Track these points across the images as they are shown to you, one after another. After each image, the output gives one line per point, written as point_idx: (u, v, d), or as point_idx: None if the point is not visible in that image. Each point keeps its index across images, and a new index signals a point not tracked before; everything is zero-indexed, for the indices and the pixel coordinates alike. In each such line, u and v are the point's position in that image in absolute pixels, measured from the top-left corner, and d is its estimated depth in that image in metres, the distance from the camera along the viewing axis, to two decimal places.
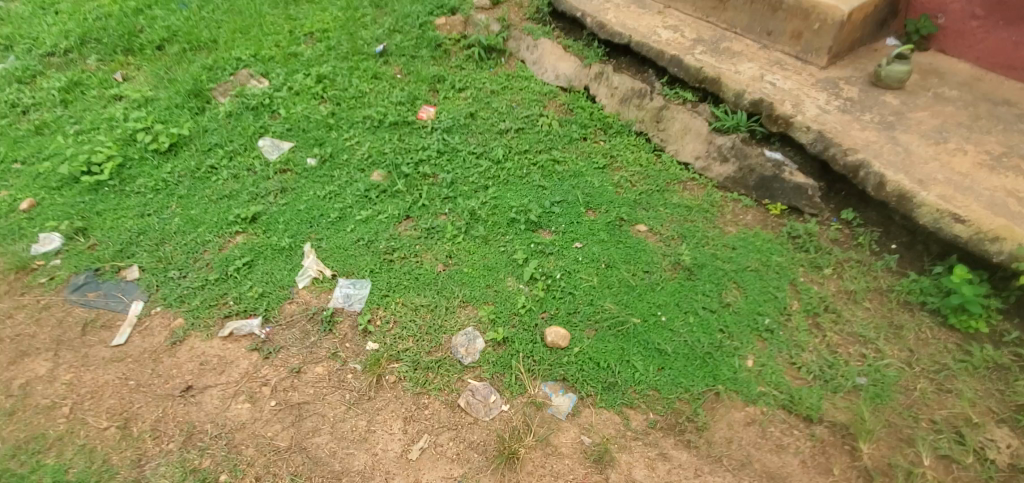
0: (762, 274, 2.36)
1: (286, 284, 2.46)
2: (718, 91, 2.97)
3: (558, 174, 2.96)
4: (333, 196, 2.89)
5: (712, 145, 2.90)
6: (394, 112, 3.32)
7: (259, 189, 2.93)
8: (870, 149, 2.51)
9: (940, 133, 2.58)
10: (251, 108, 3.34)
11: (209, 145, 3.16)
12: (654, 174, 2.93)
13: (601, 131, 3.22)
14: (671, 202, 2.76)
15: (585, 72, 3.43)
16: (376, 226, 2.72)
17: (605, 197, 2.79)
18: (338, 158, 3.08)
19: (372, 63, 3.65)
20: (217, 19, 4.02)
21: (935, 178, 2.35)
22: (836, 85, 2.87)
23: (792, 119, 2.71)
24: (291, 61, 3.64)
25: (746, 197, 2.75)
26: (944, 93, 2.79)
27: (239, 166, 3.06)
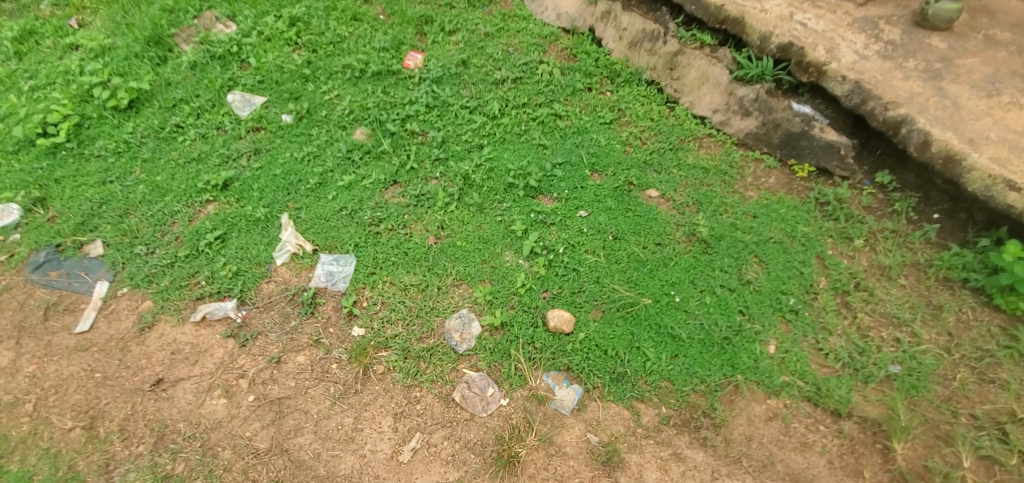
0: (787, 246, 2.14)
1: (262, 261, 2.24)
2: (741, 33, 2.62)
3: (560, 131, 2.68)
4: (313, 159, 2.62)
5: (732, 97, 2.59)
6: (377, 60, 2.98)
7: (231, 151, 2.65)
8: (914, 102, 2.21)
9: (992, 83, 2.28)
10: (217, 57, 2.98)
11: (174, 101, 2.84)
12: (666, 129, 2.65)
13: (608, 80, 2.91)
14: (685, 162, 2.49)
15: (590, 11, 3.09)
16: (359, 193, 2.47)
17: (613, 158, 2.53)
18: (316, 115, 2.78)
19: (351, 2, 3.26)
20: None
21: (988, 138, 2.08)
22: (875, 25, 2.53)
23: (826, 67, 2.39)
24: (261, 1, 3.25)
25: (769, 156, 2.48)
26: (996, 36, 2.46)
27: (207, 125, 2.76)
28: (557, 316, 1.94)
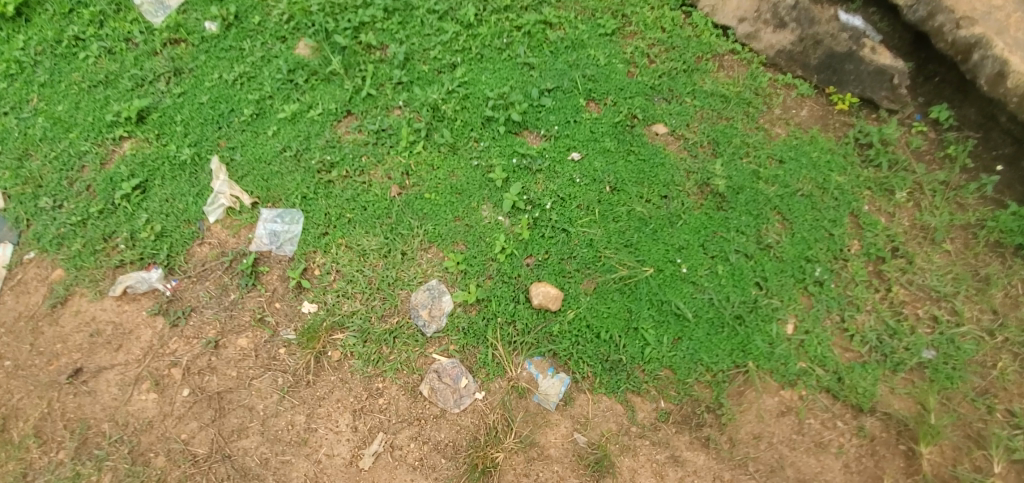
0: (816, 201, 1.81)
1: (192, 218, 1.88)
2: None
3: (550, 45, 2.18)
4: (246, 83, 2.13)
5: (765, 2, 2.07)
6: None
7: (145, 72, 2.15)
8: (993, 20, 1.77)
9: None
10: None
11: (70, 4, 2.26)
12: (681, 42, 2.14)
13: None
14: (701, 88, 2.05)
15: None
16: (306, 127, 2.03)
17: (613, 83, 2.07)
18: (248, 22, 2.23)
19: None
20: None
21: None
22: None
23: None
24: None
25: (804, 81, 2.04)
26: None
27: (113, 37, 2.22)
28: (541, 290, 1.65)
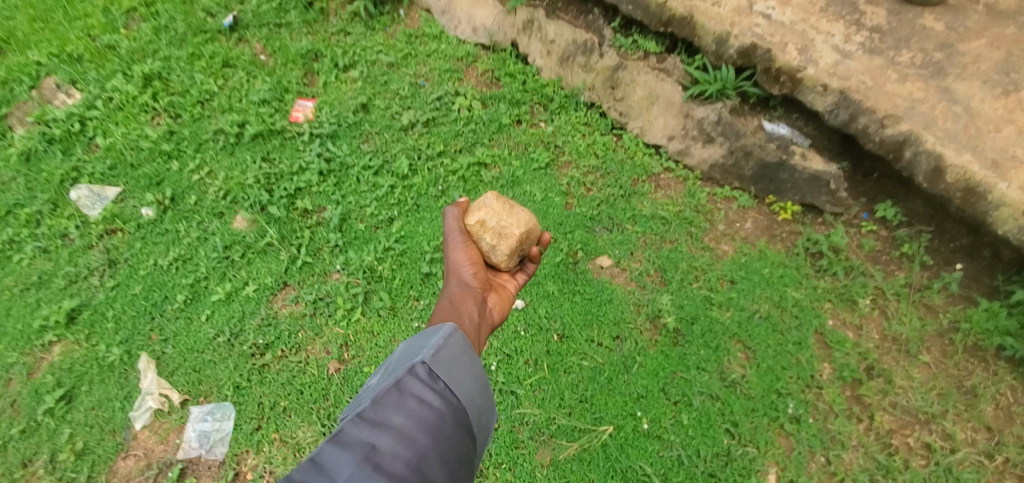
0: (776, 322, 1.72)
1: (118, 427, 1.78)
2: (692, 36, 2.08)
3: (484, 186, 2.21)
4: (182, 266, 2.09)
5: (690, 120, 2.10)
6: (254, 119, 2.39)
7: (79, 267, 2.10)
8: (918, 115, 1.72)
9: (1005, 73, 1.84)
10: (56, 141, 2.36)
11: (6, 207, 2.24)
12: (616, 168, 2.16)
13: (541, 108, 2.41)
14: (642, 212, 2.01)
15: (510, 23, 2.56)
16: (240, 306, 1.97)
17: (551, 219, 2.04)
18: (183, 203, 2.22)
19: (220, 44, 2.61)
20: (8, 5, 2.86)
21: (1014, 156, 1.63)
22: (854, 7, 2.03)
23: (800, 74, 1.85)
24: (107, 59, 2.56)
25: (743, 192, 2.02)
26: (998, 4, 2.03)
27: (49, 234, 2.18)
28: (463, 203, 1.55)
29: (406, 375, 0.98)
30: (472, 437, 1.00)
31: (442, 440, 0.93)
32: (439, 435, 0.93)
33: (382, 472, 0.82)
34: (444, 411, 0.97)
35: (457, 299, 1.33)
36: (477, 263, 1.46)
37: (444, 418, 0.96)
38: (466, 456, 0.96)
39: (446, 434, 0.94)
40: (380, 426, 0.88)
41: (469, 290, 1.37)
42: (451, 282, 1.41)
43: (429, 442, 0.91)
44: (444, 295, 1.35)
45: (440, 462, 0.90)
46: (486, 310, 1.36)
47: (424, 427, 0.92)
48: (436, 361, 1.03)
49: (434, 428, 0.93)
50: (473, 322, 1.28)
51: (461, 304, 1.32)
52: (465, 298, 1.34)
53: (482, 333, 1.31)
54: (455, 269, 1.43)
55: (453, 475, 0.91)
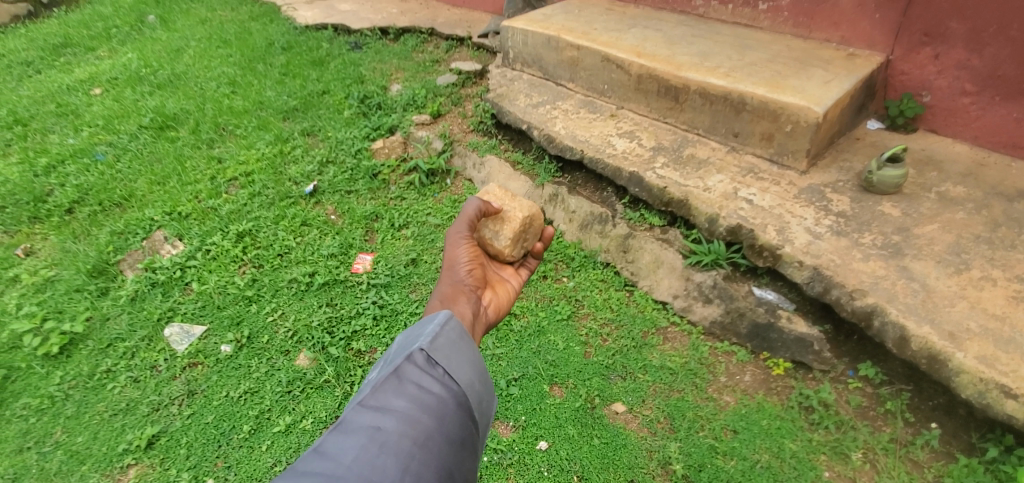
0: (776, 472, 1.93)
1: None
2: (688, 215, 2.53)
3: (515, 334, 2.50)
4: (250, 398, 2.40)
5: (690, 282, 2.48)
6: (323, 270, 2.86)
7: (162, 395, 2.42)
8: (881, 289, 2.02)
9: (956, 253, 2.10)
10: (159, 285, 2.84)
11: (109, 339, 2.64)
12: (629, 320, 2.50)
13: (563, 265, 2.82)
14: (652, 363, 2.31)
15: (538, 193, 3.09)
16: (297, 438, 2.25)
17: (572, 366, 2.34)
18: (257, 341, 2.59)
19: (301, 207, 3.21)
20: (133, 169, 3.55)
21: (968, 329, 1.87)
22: (821, 194, 2.42)
23: (779, 251, 2.23)
24: (209, 217, 3.15)
25: (740, 347, 2.34)
26: (948, 191, 2.37)
27: (141, 365, 2.54)
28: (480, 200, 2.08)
29: (404, 365, 1.21)
30: (467, 415, 1.23)
31: (440, 417, 1.16)
32: (436, 414, 1.16)
33: (388, 444, 1.05)
34: (442, 394, 1.20)
35: (452, 298, 1.69)
36: (473, 260, 1.86)
37: (440, 402, 1.19)
38: (462, 432, 1.19)
39: (442, 414, 1.17)
40: (384, 409, 1.11)
41: (461, 289, 1.73)
42: (446, 280, 1.77)
43: (428, 421, 1.13)
44: (439, 292, 1.71)
45: (439, 435, 1.13)
46: (478, 306, 1.74)
47: (423, 408, 1.15)
48: (436, 350, 1.28)
49: (432, 408, 1.16)
50: (469, 312, 1.65)
51: (453, 300, 1.67)
52: (457, 297, 1.69)
53: (476, 323, 1.69)
54: (453, 266, 1.80)
55: (449, 444, 1.13)
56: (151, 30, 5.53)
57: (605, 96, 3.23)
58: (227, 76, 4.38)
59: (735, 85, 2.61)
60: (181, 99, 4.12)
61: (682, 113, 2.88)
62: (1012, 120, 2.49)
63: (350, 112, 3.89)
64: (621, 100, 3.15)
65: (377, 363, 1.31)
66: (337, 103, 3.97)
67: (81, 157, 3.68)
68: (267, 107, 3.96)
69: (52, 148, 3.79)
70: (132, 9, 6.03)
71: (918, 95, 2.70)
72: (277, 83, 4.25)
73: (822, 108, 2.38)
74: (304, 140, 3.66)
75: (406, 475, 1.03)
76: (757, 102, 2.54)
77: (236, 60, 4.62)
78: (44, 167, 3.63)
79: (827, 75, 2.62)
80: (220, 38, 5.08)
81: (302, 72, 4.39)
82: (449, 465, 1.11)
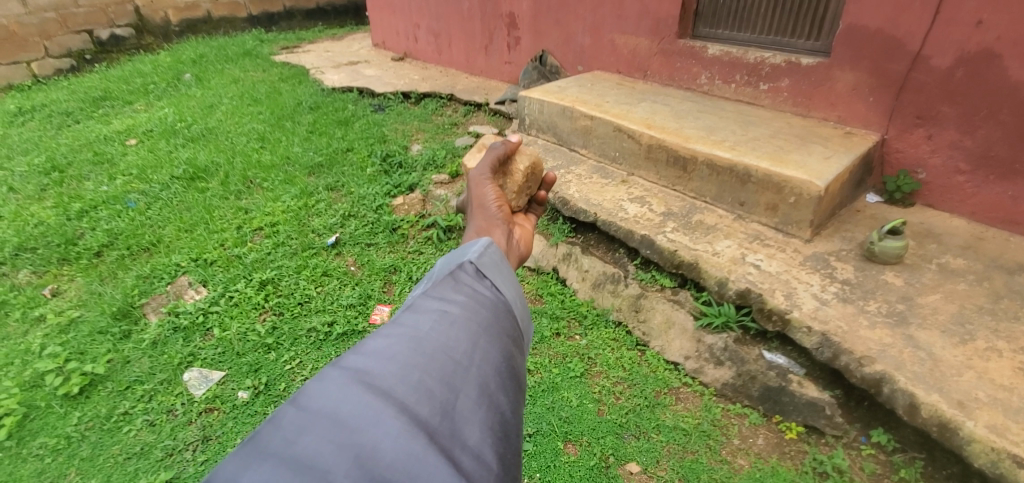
0: None
1: None
2: (697, 278, 2.63)
3: (529, 389, 2.54)
4: None
5: (702, 343, 2.57)
6: (342, 319, 2.93)
7: (177, 440, 2.41)
8: (889, 356, 2.08)
9: (961, 324, 2.17)
10: (181, 329, 2.91)
11: (128, 382, 2.67)
12: (641, 380, 2.56)
13: (576, 322, 2.90)
14: (664, 423, 2.35)
15: (552, 252, 3.22)
16: None
17: (585, 424, 2.37)
18: (274, 388, 2.62)
19: (322, 258, 3.33)
20: (162, 217, 3.71)
21: (976, 397, 1.91)
22: (826, 262, 2.54)
23: (788, 315, 2.32)
24: (234, 265, 3.27)
25: (753, 409, 2.40)
26: (948, 264, 2.48)
27: (158, 409, 2.55)
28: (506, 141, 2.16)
29: (458, 271, 1.25)
30: (518, 320, 1.27)
31: (497, 313, 1.19)
32: (494, 310, 1.20)
33: (456, 323, 1.10)
34: (495, 299, 1.24)
35: (485, 230, 1.70)
36: (501, 198, 1.88)
37: (495, 302, 1.22)
38: (516, 332, 1.23)
39: (499, 313, 1.21)
40: (446, 299, 1.15)
41: (493, 220, 1.74)
42: (477, 217, 1.78)
43: (488, 314, 1.17)
44: (473, 226, 1.72)
45: (498, 328, 1.17)
46: (512, 237, 1.74)
47: (481, 304, 1.19)
48: (483, 263, 1.31)
49: (489, 306, 1.20)
50: (503, 241, 1.66)
51: (487, 231, 1.68)
52: (491, 228, 1.70)
53: (510, 253, 1.69)
54: (483, 205, 1.82)
55: (507, 337, 1.17)
56: (187, 87, 5.90)
57: (617, 162, 3.42)
58: (257, 132, 4.65)
59: (741, 158, 2.79)
60: (213, 152, 4.35)
61: (690, 181, 3.05)
62: (1008, 198, 2.62)
63: (372, 170, 4.09)
64: (632, 167, 3.34)
65: (424, 276, 1.34)
66: (360, 160, 4.20)
67: (114, 203, 3.87)
68: (294, 162, 4.19)
69: (87, 194, 3.98)
70: (170, 67, 6.46)
71: (914, 172, 2.88)
72: (305, 140, 4.51)
73: (824, 182, 2.52)
74: (328, 195, 3.84)
75: (475, 351, 1.08)
76: (762, 174, 2.70)
77: (266, 118, 4.91)
78: (78, 211, 3.80)
79: (827, 151, 2.80)
80: (251, 97, 5.42)
81: (328, 130, 4.65)
82: (509, 352, 1.15)
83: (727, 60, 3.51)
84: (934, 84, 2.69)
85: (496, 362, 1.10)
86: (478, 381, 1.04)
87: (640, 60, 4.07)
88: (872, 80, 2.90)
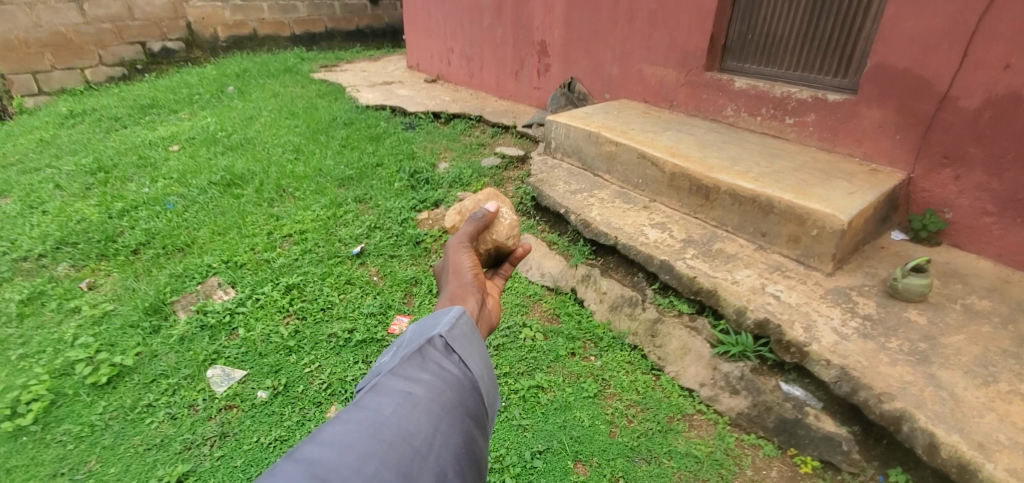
0: None
1: None
2: (715, 305, 2.64)
3: (541, 407, 2.55)
4: (278, 445, 2.42)
5: (717, 371, 2.56)
6: (362, 327, 3.00)
7: (196, 435, 2.45)
8: (909, 394, 2.05)
9: (984, 365, 2.14)
10: (207, 328, 3.01)
11: (153, 375, 2.76)
12: (655, 404, 2.55)
13: (592, 344, 2.92)
14: (677, 449, 2.33)
15: (572, 273, 3.27)
16: None
17: (597, 444, 2.36)
18: (292, 390, 2.67)
19: (347, 267, 3.43)
20: (198, 219, 3.87)
21: (997, 440, 1.86)
22: (847, 296, 2.53)
23: (806, 347, 2.30)
24: (262, 268, 3.39)
25: (767, 441, 2.38)
26: (972, 304, 2.44)
27: (180, 403, 2.62)
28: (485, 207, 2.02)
29: (426, 345, 1.29)
30: (482, 397, 1.31)
31: (461, 393, 1.24)
32: (458, 390, 1.24)
33: (417, 408, 1.14)
34: (460, 376, 1.28)
35: (458, 297, 1.63)
36: (477, 265, 1.80)
37: (460, 380, 1.26)
38: (479, 410, 1.27)
39: (463, 391, 1.25)
40: (411, 379, 1.19)
41: (467, 288, 1.67)
42: (450, 282, 1.71)
43: (452, 395, 1.22)
44: (446, 293, 1.65)
45: (461, 409, 1.21)
46: (485, 306, 1.67)
47: (446, 384, 1.23)
48: (451, 336, 1.34)
49: (454, 384, 1.24)
50: (477, 312, 1.59)
51: (461, 299, 1.61)
52: (465, 296, 1.63)
53: (481, 325, 1.62)
54: (457, 271, 1.75)
55: (470, 418, 1.22)
56: (229, 99, 6.18)
57: (640, 189, 3.46)
58: (292, 144, 4.85)
59: (764, 189, 2.81)
60: (250, 161, 4.54)
61: (712, 210, 3.07)
62: None
63: (400, 185, 4.22)
64: (654, 194, 3.38)
65: (393, 347, 1.36)
66: (389, 175, 4.33)
67: (153, 204, 4.05)
68: (326, 174, 4.35)
69: (129, 194, 4.17)
70: (215, 80, 6.79)
71: (940, 212, 2.85)
72: (337, 153, 4.68)
73: (847, 216, 2.52)
74: (356, 207, 3.97)
75: (436, 436, 1.11)
76: (785, 205, 2.71)
77: (302, 131, 5.11)
78: (119, 210, 3.98)
79: (851, 186, 2.80)
80: (289, 111, 5.65)
81: (360, 145, 4.82)
82: (470, 435, 1.19)
83: (754, 93, 3.57)
84: (962, 125, 2.69)
85: (456, 448, 1.14)
86: (437, 469, 1.07)
87: (666, 91, 4.15)
88: (899, 119, 2.92)
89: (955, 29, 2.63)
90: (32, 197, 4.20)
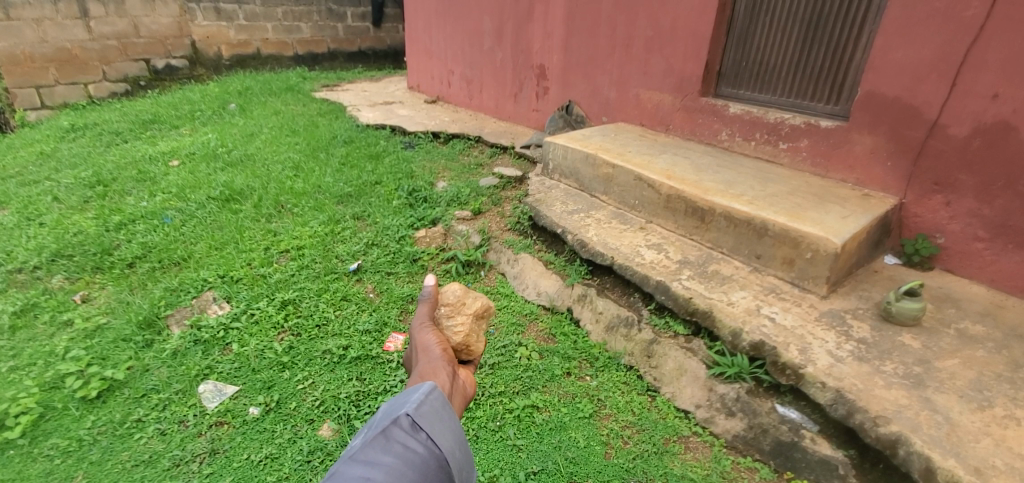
0: None
1: None
2: (712, 327, 2.64)
3: (536, 426, 2.53)
4: (270, 462, 2.38)
5: (713, 393, 2.56)
6: (357, 344, 2.99)
7: (185, 451, 2.41)
8: (905, 418, 2.04)
9: (980, 390, 2.14)
10: (201, 342, 2.99)
11: (144, 390, 2.72)
12: (650, 425, 2.54)
13: (588, 364, 2.92)
14: (673, 471, 2.31)
15: (568, 292, 3.27)
16: None
17: (592, 465, 2.34)
18: (285, 406, 2.64)
19: (344, 283, 3.44)
20: (195, 234, 3.88)
21: (994, 465, 1.86)
22: (843, 319, 2.54)
23: (802, 370, 2.31)
24: (258, 283, 3.38)
25: (764, 464, 2.37)
26: (966, 329, 2.46)
27: (170, 418, 2.58)
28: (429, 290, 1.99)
29: (391, 425, 1.31)
30: (449, 476, 1.32)
31: (424, 474, 1.25)
32: (422, 471, 1.25)
33: None
34: (426, 455, 1.30)
35: (429, 373, 1.63)
36: (444, 342, 1.81)
37: (425, 459, 1.28)
38: None
39: (427, 472, 1.26)
40: (371, 463, 1.20)
41: (437, 363, 1.68)
42: (420, 360, 1.73)
43: (415, 476, 1.23)
44: (416, 370, 1.65)
45: None
46: (457, 378, 1.68)
47: (410, 464, 1.24)
48: (419, 412, 1.37)
49: (418, 465, 1.26)
50: (448, 385, 1.59)
51: (432, 375, 1.61)
52: (436, 371, 1.64)
53: (455, 398, 1.61)
54: (425, 349, 1.76)
55: None
56: (231, 116, 6.25)
57: (637, 210, 3.49)
58: (292, 161, 4.88)
59: (759, 212, 2.84)
60: (249, 177, 4.57)
61: (708, 232, 3.10)
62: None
63: (398, 202, 4.25)
64: (651, 215, 3.41)
65: (364, 428, 1.39)
66: (388, 193, 4.36)
67: (151, 218, 4.06)
68: (325, 191, 4.37)
69: (127, 208, 4.18)
70: (217, 97, 6.86)
71: (933, 237, 2.89)
72: (336, 171, 4.71)
73: (841, 240, 2.54)
74: (354, 224, 3.99)
75: None
76: (780, 228, 2.73)
77: (302, 148, 5.17)
78: (117, 224, 3.98)
79: (844, 211, 2.84)
80: (290, 128, 5.71)
81: (359, 163, 4.86)
82: None
83: (748, 118, 3.64)
84: (952, 152, 2.75)
85: None
86: None
87: (662, 115, 4.24)
88: (891, 146, 2.98)
89: (944, 59, 2.71)
90: (30, 209, 4.21)
